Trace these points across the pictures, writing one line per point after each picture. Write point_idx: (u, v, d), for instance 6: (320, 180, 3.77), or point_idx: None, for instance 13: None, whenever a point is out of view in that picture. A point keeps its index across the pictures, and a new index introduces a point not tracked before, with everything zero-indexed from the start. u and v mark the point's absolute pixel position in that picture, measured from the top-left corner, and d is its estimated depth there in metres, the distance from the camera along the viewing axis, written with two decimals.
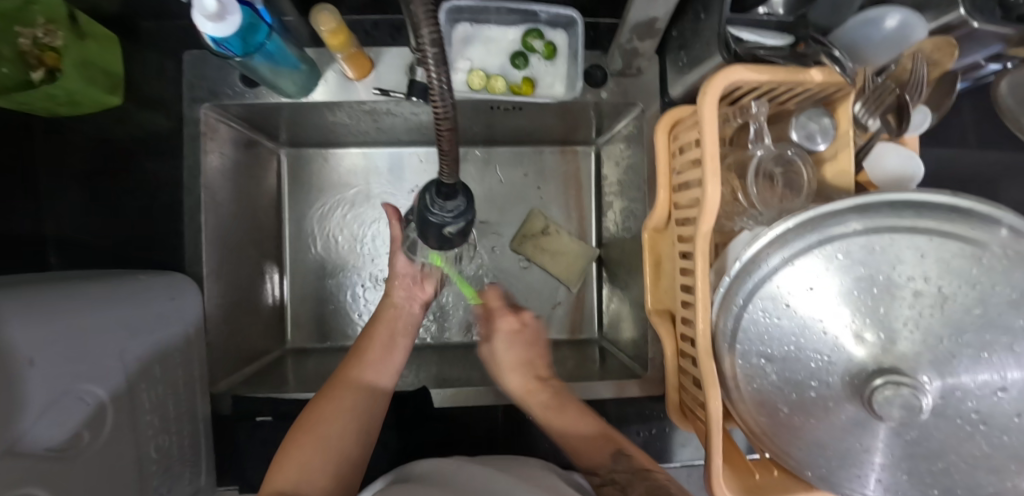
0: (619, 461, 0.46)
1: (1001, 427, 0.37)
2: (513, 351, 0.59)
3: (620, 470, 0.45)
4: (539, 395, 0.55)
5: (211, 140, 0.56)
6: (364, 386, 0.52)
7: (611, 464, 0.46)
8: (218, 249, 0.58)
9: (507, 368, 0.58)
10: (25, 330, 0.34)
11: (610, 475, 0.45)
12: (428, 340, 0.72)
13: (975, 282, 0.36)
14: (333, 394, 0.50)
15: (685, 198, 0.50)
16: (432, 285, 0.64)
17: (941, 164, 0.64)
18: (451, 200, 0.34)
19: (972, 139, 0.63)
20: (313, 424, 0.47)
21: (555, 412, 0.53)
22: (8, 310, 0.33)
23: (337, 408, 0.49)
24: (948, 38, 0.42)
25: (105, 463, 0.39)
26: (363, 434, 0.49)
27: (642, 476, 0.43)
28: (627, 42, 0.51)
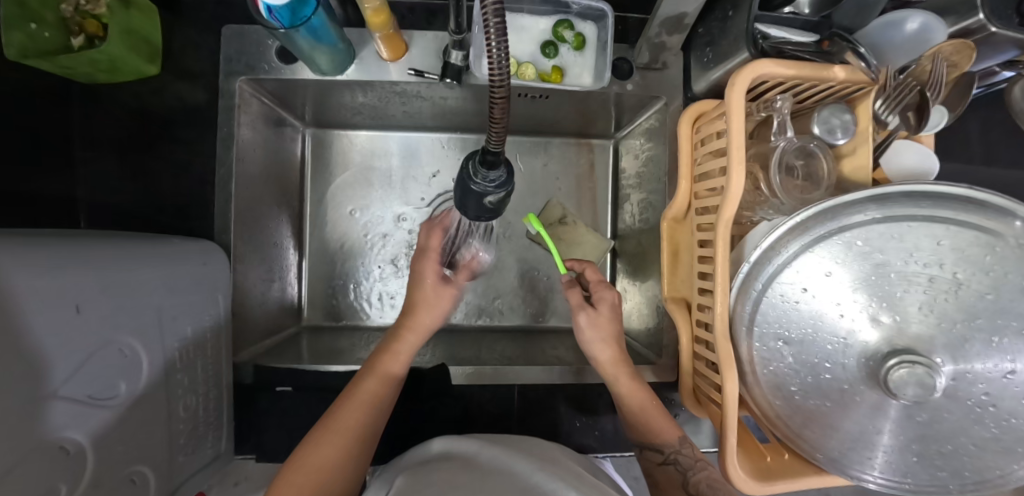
0: (684, 446, 0.50)
1: (1009, 410, 0.39)
2: (615, 327, 0.54)
3: (683, 455, 0.49)
4: (621, 370, 0.52)
5: (244, 113, 0.57)
6: (373, 406, 0.48)
7: (677, 446, 0.50)
8: (245, 221, 0.59)
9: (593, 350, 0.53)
10: (70, 277, 0.34)
11: (674, 457, 0.49)
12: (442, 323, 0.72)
13: (988, 270, 0.38)
14: (331, 431, 0.45)
15: (706, 187, 0.51)
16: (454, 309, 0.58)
17: (950, 170, 0.66)
18: (493, 170, 0.36)
19: (980, 147, 0.66)
20: (304, 467, 0.42)
21: (638, 392, 0.52)
22: (56, 256, 0.34)
23: (342, 434, 0.45)
24: (967, 41, 0.44)
25: (138, 414, 0.40)
26: (356, 471, 0.45)
27: (700, 467, 0.48)
28: (656, 35, 0.53)
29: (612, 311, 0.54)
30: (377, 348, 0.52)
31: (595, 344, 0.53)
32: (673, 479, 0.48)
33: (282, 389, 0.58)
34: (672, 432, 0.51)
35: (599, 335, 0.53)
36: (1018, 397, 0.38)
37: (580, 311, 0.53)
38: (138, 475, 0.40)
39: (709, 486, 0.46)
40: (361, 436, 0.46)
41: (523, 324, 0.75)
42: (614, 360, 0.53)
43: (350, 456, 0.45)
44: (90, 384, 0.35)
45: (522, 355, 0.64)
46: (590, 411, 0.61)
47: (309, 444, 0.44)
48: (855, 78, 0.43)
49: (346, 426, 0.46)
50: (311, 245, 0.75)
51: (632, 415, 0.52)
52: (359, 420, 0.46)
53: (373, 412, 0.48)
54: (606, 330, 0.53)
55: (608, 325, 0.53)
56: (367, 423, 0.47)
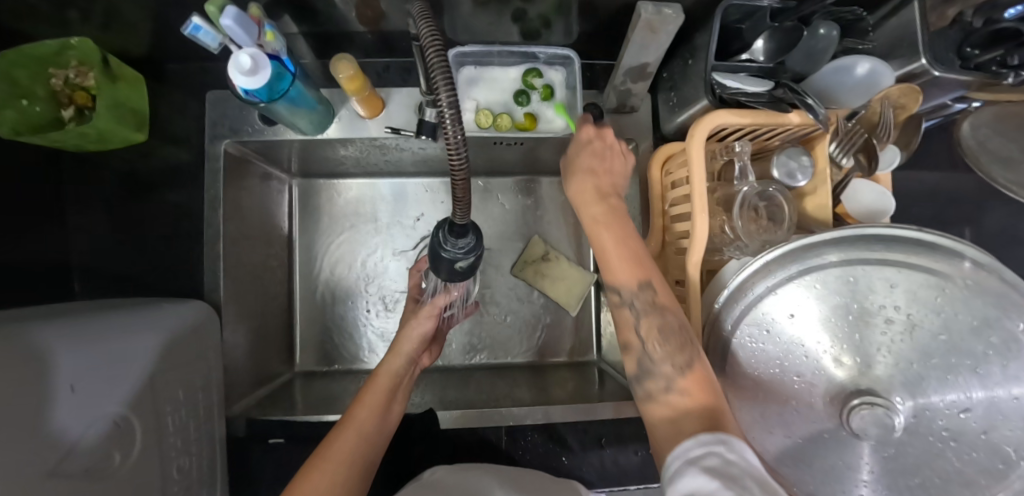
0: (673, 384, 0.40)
1: (970, 444, 0.40)
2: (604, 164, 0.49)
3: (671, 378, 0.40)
4: (594, 213, 0.47)
5: (230, 173, 0.59)
6: (363, 432, 0.46)
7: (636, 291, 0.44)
8: (234, 277, 0.60)
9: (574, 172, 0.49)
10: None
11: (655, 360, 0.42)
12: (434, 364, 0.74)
13: (939, 310, 0.40)
14: (325, 459, 0.43)
15: (677, 229, 0.54)
16: (428, 319, 0.57)
17: None
18: (462, 237, 0.38)
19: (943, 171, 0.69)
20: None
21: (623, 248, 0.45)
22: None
23: (336, 461, 0.43)
24: (911, 85, 0.47)
25: (136, 482, 0.41)
26: None
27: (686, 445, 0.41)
28: (621, 83, 0.56)
29: (592, 152, 0.49)
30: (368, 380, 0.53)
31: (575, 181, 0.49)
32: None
33: (273, 441, 0.60)
34: (631, 275, 0.44)
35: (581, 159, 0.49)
36: (977, 431, 0.39)
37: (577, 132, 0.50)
38: None
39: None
40: (358, 463, 0.44)
41: (517, 360, 0.77)
42: (596, 191, 0.48)
43: (349, 485, 0.42)
44: (86, 459, 0.36)
45: (511, 393, 0.66)
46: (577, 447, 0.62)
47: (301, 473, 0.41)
48: (808, 123, 0.48)
49: (341, 452, 0.44)
50: (301, 290, 0.77)
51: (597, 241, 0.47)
52: (357, 446, 0.45)
53: (370, 437, 0.47)
54: (592, 160, 0.48)
55: (597, 156, 0.48)
56: (363, 447, 0.46)
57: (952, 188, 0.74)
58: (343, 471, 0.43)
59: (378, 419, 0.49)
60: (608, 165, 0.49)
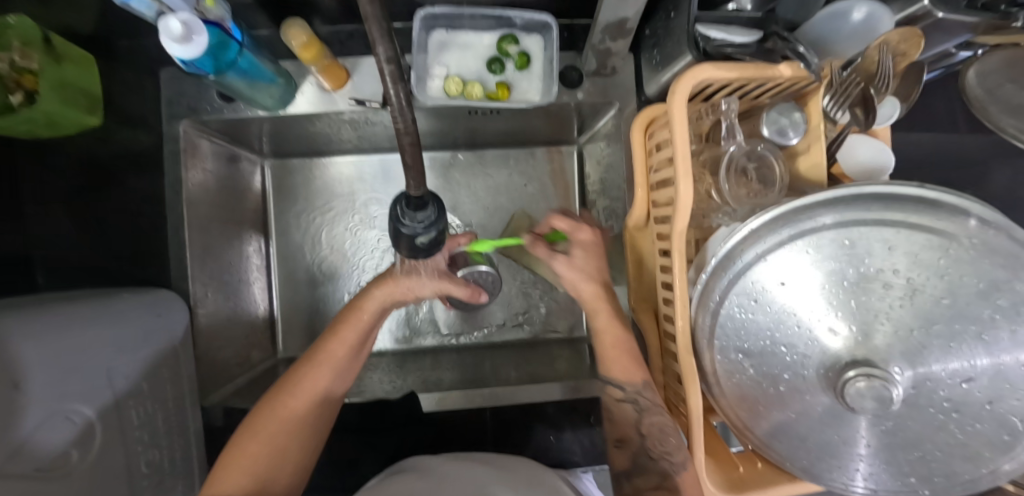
0: (647, 389, 0.50)
1: (973, 415, 0.38)
2: (597, 263, 0.55)
3: (642, 397, 0.50)
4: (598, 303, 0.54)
5: (192, 156, 0.56)
6: (332, 370, 0.49)
7: (638, 388, 0.50)
8: (204, 264, 0.58)
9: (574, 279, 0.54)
10: (11, 354, 0.35)
11: (633, 397, 0.51)
12: (437, 343, 0.72)
13: (943, 274, 0.36)
14: (290, 397, 0.46)
15: (662, 196, 0.50)
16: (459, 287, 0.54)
17: None
18: (421, 211, 0.35)
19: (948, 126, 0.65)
20: (261, 435, 0.43)
21: (614, 330, 0.53)
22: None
23: (297, 404, 0.46)
24: (914, 29, 0.41)
25: (95, 481, 0.40)
26: (312, 439, 0.47)
27: (655, 411, 0.49)
28: (600, 42, 0.52)
29: (586, 252, 0.54)
30: (343, 309, 0.53)
31: (579, 284, 0.54)
32: (626, 416, 0.51)
33: None
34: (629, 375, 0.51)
35: (580, 276, 0.54)
36: (981, 402, 0.37)
37: (555, 258, 0.55)
38: None
39: (661, 430, 0.48)
40: (320, 403, 0.47)
41: (517, 338, 0.73)
42: (596, 294, 0.54)
43: (310, 426, 0.46)
44: (37, 458, 0.35)
45: (499, 374, 0.64)
46: (565, 425, 0.61)
47: (258, 415, 0.45)
48: (800, 75, 0.43)
49: (309, 388, 0.47)
50: (282, 275, 0.75)
51: (604, 352, 0.54)
52: (322, 385, 0.48)
53: (339, 371, 0.49)
54: (587, 267, 0.54)
55: (586, 264, 0.54)
56: (332, 379, 0.49)
57: (955, 148, 0.70)
58: (306, 411, 0.46)
59: (342, 371, 0.50)
60: (595, 253, 0.55)
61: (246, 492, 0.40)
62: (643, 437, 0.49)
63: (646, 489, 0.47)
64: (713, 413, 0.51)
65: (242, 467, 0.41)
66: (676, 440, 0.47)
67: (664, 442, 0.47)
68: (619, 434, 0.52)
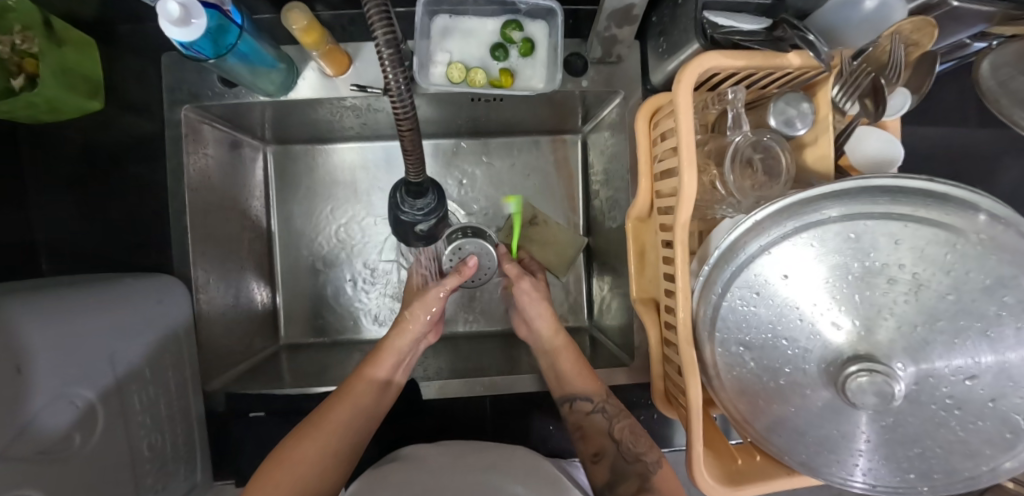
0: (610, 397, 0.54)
1: (975, 413, 0.37)
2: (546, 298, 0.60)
3: (609, 404, 0.53)
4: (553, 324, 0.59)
5: (193, 142, 0.56)
6: (362, 409, 0.50)
7: (605, 397, 0.54)
8: (206, 251, 0.58)
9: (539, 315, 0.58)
10: (19, 338, 0.35)
11: (602, 407, 0.53)
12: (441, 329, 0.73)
13: (949, 269, 0.36)
14: (316, 429, 0.46)
15: (666, 187, 0.50)
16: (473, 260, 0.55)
17: None
18: (420, 199, 0.35)
19: None
20: (286, 464, 0.44)
21: (568, 355, 0.56)
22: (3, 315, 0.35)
23: (322, 437, 0.46)
24: (927, 18, 0.40)
25: (98, 463, 0.40)
26: (336, 473, 0.46)
27: (624, 416, 0.53)
28: (605, 29, 0.51)
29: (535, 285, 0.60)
30: (379, 345, 0.55)
31: (535, 311, 0.59)
32: (598, 426, 0.53)
33: (255, 414, 0.59)
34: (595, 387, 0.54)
35: (535, 300, 0.59)
36: (984, 399, 0.37)
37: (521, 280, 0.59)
38: None
39: (632, 432, 0.52)
40: (346, 435, 0.48)
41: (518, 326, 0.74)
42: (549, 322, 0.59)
43: (336, 456, 0.46)
44: (39, 440, 0.35)
45: (499, 363, 0.64)
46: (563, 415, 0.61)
47: (286, 447, 0.45)
48: (809, 64, 0.42)
49: (338, 420, 0.48)
50: (283, 262, 0.75)
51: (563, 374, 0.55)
52: (350, 416, 0.48)
53: (365, 406, 0.50)
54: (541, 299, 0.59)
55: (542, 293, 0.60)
56: (363, 406, 0.50)
57: (967, 142, 0.69)
58: (332, 443, 0.46)
59: (369, 404, 0.50)
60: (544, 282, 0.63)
61: None
62: (617, 442, 0.51)
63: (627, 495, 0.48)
64: (712, 405, 0.50)
65: (264, 494, 0.42)
66: (647, 439, 0.52)
67: (636, 442, 0.52)
68: (595, 448, 0.52)
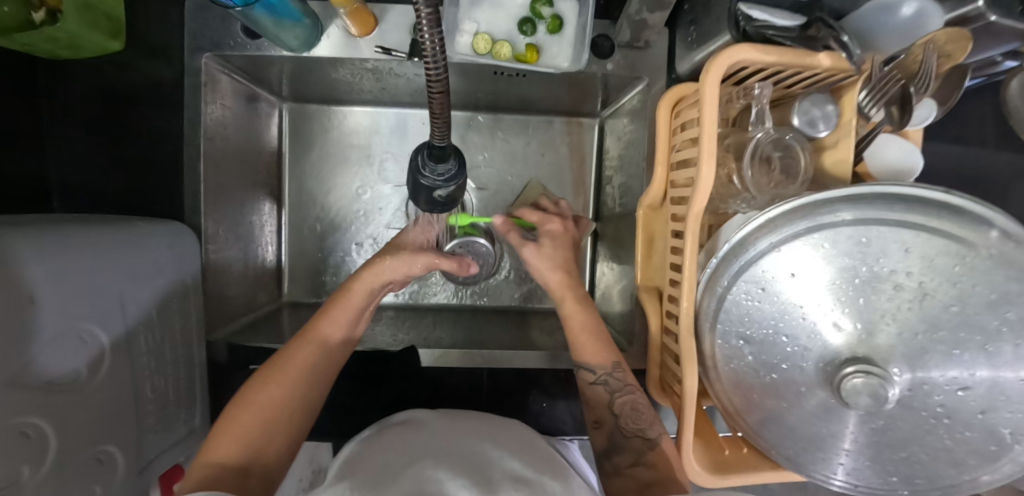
0: (617, 370, 0.52)
1: (964, 423, 0.38)
2: (565, 256, 0.57)
3: (614, 377, 0.52)
4: (566, 290, 0.56)
5: (211, 91, 0.56)
6: (320, 358, 0.48)
7: (609, 370, 0.52)
8: (218, 202, 0.58)
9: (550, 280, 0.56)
10: (36, 269, 0.35)
11: (605, 378, 0.52)
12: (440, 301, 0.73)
13: (956, 281, 0.36)
14: (274, 380, 0.44)
15: (682, 177, 0.50)
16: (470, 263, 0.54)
17: None
18: (442, 163, 0.35)
19: None
20: (244, 414, 0.41)
21: (580, 312, 0.55)
22: (20, 245, 0.35)
23: (281, 386, 0.44)
24: (960, 30, 0.39)
25: (102, 398, 0.41)
26: (303, 420, 0.44)
27: (627, 390, 0.51)
28: (636, 13, 0.51)
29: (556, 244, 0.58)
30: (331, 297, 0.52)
31: (545, 271, 0.56)
32: (601, 398, 0.52)
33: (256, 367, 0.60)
34: (602, 358, 0.52)
35: (546, 265, 0.56)
36: (974, 411, 0.37)
37: (526, 246, 0.57)
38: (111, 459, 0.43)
39: (634, 408, 0.50)
40: (307, 384, 0.46)
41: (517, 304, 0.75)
42: (561, 282, 0.56)
43: (300, 405, 0.44)
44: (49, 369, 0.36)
45: (495, 338, 0.65)
46: (557, 393, 0.63)
47: (239, 399, 0.42)
48: (839, 65, 0.42)
49: (296, 370, 0.45)
50: (291, 221, 0.75)
51: (573, 338, 0.54)
52: (309, 365, 0.46)
53: (324, 355, 0.48)
54: (553, 258, 0.56)
55: (556, 253, 0.57)
56: (321, 355, 0.48)
57: (985, 163, 0.69)
58: (293, 392, 0.44)
59: (329, 353, 0.49)
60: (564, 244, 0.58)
61: (230, 466, 0.38)
62: (617, 416, 0.51)
63: (625, 465, 0.49)
64: (706, 397, 0.52)
65: (226, 445, 0.39)
66: (648, 415, 0.50)
67: (636, 418, 0.50)
68: (595, 415, 0.52)
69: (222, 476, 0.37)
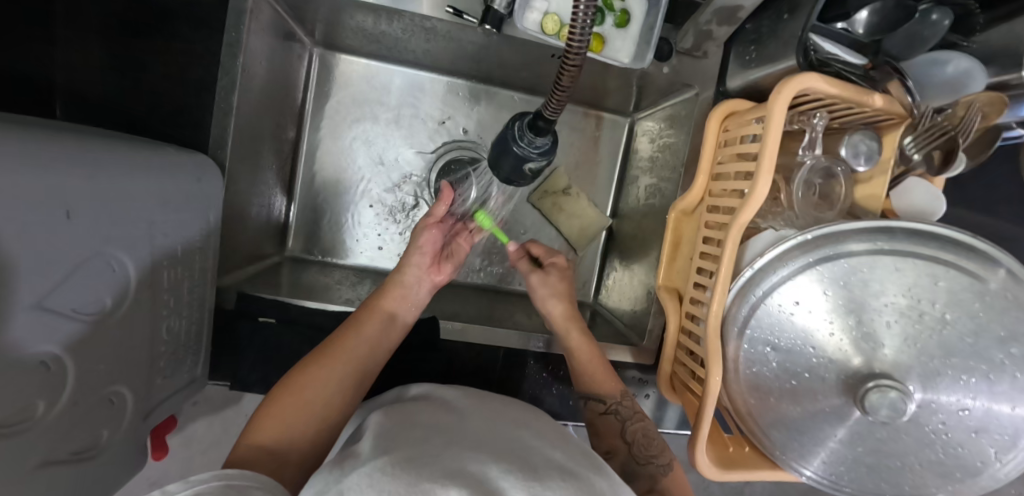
0: (625, 399, 0.56)
1: (958, 440, 0.43)
2: (566, 288, 0.61)
3: (623, 406, 0.56)
4: (568, 316, 0.59)
5: (256, 20, 0.51)
6: (372, 341, 0.48)
7: (619, 399, 0.56)
8: (243, 139, 0.54)
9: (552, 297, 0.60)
10: (75, 183, 0.31)
11: (615, 408, 0.55)
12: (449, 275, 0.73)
13: (974, 314, 0.41)
14: (325, 360, 0.45)
15: (722, 187, 0.52)
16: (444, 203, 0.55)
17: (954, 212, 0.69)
18: (540, 138, 0.40)
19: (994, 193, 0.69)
20: (290, 394, 0.43)
21: (586, 344, 0.57)
22: (63, 157, 0.31)
23: (330, 368, 0.45)
24: (1002, 97, 0.46)
25: (122, 330, 0.38)
26: (346, 403, 0.45)
27: (637, 419, 0.55)
28: (706, 23, 0.53)
29: (560, 275, 0.62)
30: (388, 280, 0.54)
31: (549, 302, 0.60)
32: (612, 426, 0.54)
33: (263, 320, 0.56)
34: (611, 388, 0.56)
35: (550, 293, 0.60)
36: (968, 430, 0.43)
37: (533, 273, 0.62)
38: (120, 395, 0.40)
39: (644, 435, 0.54)
40: (356, 368, 0.46)
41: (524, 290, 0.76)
42: (566, 313, 0.59)
43: (345, 391, 0.45)
44: (73, 297, 0.32)
45: (508, 317, 0.66)
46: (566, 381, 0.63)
47: (292, 375, 0.44)
48: (890, 109, 0.45)
49: (345, 353, 0.46)
50: (303, 174, 0.71)
51: (580, 374, 0.57)
52: (362, 348, 0.47)
53: (376, 340, 0.48)
54: (555, 288, 0.61)
55: (558, 283, 0.61)
56: (375, 338, 0.49)
57: None
58: (340, 377, 0.45)
59: (382, 336, 0.49)
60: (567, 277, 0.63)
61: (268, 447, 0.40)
62: (629, 444, 0.52)
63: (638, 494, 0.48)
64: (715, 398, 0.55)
65: (271, 423, 0.41)
66: (658, 442, 0.53)
67: (648, 444, 0.53)
68: (607, 446, 0.53)
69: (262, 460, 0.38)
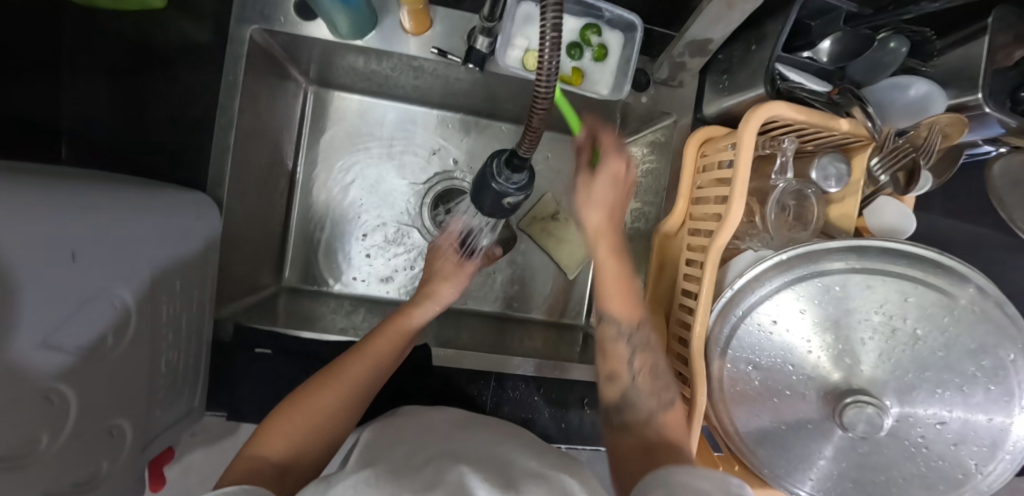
0: (639, 327, 0.50)
1: (938, 452, 0.44)
2: (617, 196, 0.50)
3: (636, 337, 0.49)
4: (608, 241, 0.51)
5: (252, 65, 0.54)
6: (376, 360, 0.49)
7: (633, 328, 0.50)
8: (240, 176, 0.57)
9: (594, 201, 0.50)
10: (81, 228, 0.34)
11: (627, 334, 0.50)
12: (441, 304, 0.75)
13: (944, 329, 0.42)
14: (332, 377, 0.46)
15: (700, 211, 0.54)
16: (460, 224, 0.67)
17: (931, 226, 0.71)
18: (516, 174, 0.41)
19: (967, 207, 0.71)
20: (298, 411, 0.43)
21: (615, 261, 0.51)
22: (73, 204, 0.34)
23: (336, 385, 0.46)
24: (961, 117, 0.48)
25: (123, 364, 0.40)
26: (349, 422, 0.45)
27: (650, 349, 0.49)
28: (679, 55, 0.55)
29: (613, 181, 0.49)
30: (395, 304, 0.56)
31: (589, 212, 0.51)
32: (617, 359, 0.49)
33: (260, 351, 0.58)
34: (626, 311, 0.50)
35: (591, 201, 0.50)
36: (948, 442, 0.44)
37: (581, 171, 0.51)
38: (122, 427, 0.42)
39: (654, 366, 0.48)
40: (362, 387, 0.47)
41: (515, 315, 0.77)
42: (606, 224, 0.51)
43: (349, 408, 0.45)
44: (80, 335, 0.34)
45: (498, 342, 0.67)
46: (557, 403, 0.64)
47: (300, 393, 0.45)
48: (856, 132, 0.48)
49: (351, 370, 0.47)
50: (299, 205, 0.74)
51: (603, 284, 0.51)
52: (368, 366, 0.48)
53: (381, 358, 0.49)
54: (604, 198, 0.50)
55: (609, 191, 0.49)
56: (380, 358, 0.49)
57: None
58: (346, 394, 0.46)
59: (387, 356, 0.50)
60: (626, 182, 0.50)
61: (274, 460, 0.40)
62: (633, 375, 0.48)
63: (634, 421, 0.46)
64: None
65: (276, 437, 0.41)
66: (664, 380, 0.47)
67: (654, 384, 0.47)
68: (610, 370, 0.50)
69: (266, 470, 0.38)
